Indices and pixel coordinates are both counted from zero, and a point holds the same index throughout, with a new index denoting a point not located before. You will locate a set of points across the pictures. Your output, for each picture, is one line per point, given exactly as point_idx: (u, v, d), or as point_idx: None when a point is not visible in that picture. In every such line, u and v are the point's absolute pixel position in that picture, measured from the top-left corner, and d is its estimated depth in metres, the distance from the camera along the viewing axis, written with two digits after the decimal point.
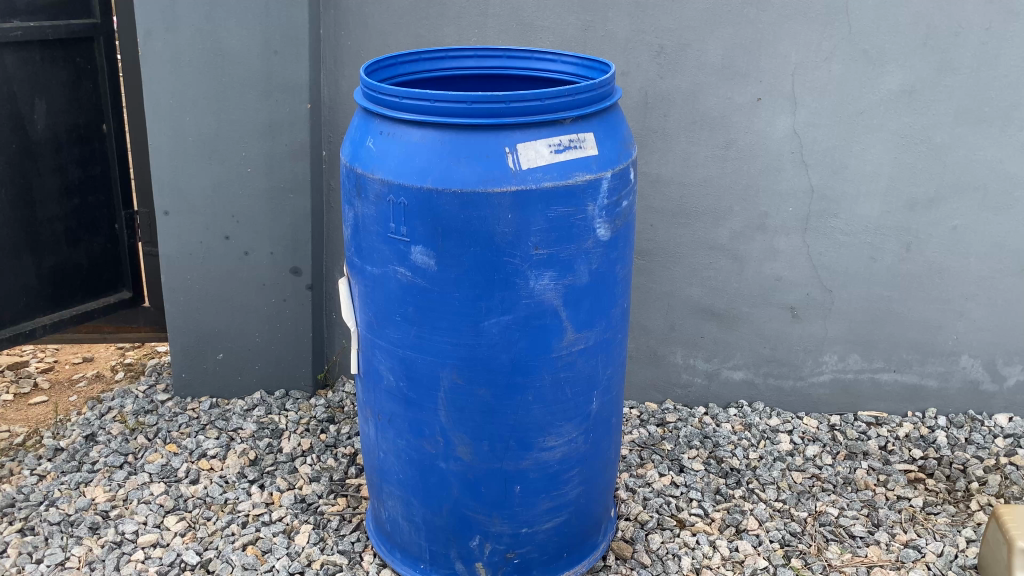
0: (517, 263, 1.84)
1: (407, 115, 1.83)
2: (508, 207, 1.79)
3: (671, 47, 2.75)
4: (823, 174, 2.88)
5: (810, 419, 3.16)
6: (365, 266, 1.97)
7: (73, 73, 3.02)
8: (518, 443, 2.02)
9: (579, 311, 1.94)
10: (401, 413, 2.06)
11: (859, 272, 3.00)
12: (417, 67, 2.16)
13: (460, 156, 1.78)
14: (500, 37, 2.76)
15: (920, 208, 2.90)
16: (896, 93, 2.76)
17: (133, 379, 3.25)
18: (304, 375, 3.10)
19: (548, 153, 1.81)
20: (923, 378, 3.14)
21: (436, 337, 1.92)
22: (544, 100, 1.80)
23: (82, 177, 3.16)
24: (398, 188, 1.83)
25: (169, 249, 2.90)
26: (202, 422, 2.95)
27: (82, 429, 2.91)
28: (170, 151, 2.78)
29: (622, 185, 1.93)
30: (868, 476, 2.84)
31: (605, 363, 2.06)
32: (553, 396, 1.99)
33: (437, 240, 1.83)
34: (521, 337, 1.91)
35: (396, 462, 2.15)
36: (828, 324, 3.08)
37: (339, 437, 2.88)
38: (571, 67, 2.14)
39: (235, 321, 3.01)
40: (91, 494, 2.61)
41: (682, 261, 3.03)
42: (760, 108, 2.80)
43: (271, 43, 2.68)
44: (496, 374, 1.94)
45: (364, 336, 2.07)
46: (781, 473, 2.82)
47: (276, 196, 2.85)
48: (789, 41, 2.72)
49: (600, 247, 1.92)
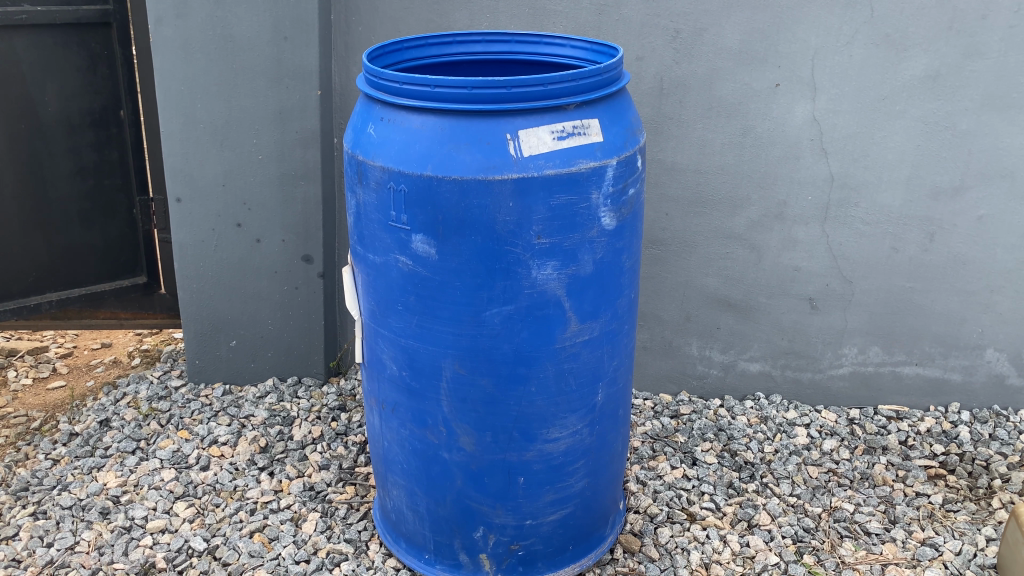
0: (519, 252, 1.80)
1: (407, 101, 1.80)
2: (509, 195, 1.75)
3: (687, 32, 2.69)
4: (844, 162, 2.81)
5: (828, 412, 3.10)
6: (367, 254, 1.95)
7: (87, 58, 3.03)
8: (522, 433, 1.99)
9: (583, 301, 1.90)
10: (404, 402, 2.04)
11: (880, 263, 2.93)
12: (424, 52, 2.13)
13: (460, 142, 1.75)
14: (512, 21, 2.72)
15: (944, 197, 2.82)
16: (920, 78, 2.68)
17: (149, 365, 3.27)
18: (316, 363, 3.10)
19: (550, 140, 1.77)
20: (946, 372, 3.07)
21: (437, 327, 1.89)
22: (547, 85, 1.75)
23: (97, 161, 3.17)
24: (398, 175, 1.80)
25: (182, 236, 2.91)
26: (214, 409, 2.96)
27: (97, 414, 2.94)
28: (182, 138, 2.78)
29: (627, 173, 1.89)
30: (887, 471, 2.79)
31: (610, 354, 2.02)
32: (556, 387, 1.96)
33: (437, 228, 1.80)
34: (524, 328, 1.88)
35: (400, 451, 2.13)
36: (847, 315, 3.02)
37: (350, 425, 2.88)
38: (579, 52, 2.08)
39: (247, 309, 3.01)
40: (103, 479, 2.63)
41: (697, 250, 2.98)
42: (778, 94, 2.74)
43: (281, 29, 2.65)
44: (498, 365, 1.91)
45: (368, 325, 2.05)
46: (796, 467, 2.77)
47: (287, 183, 2.83)
48: (808, 25, 2.65)
49: (605, 236, 1.88)
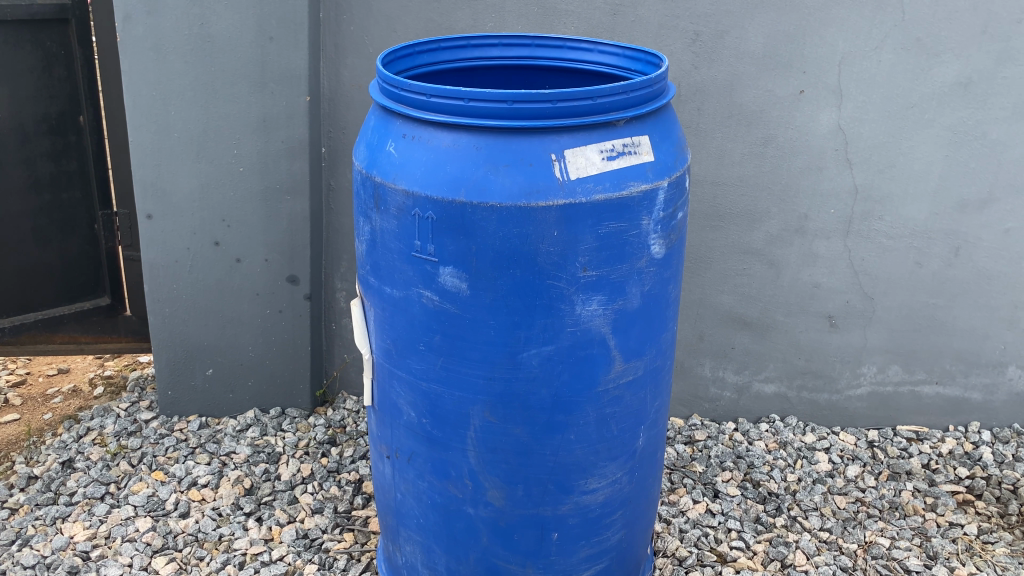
0: (562, 287, 1.59)
1: (433, 116, 1.57)
2: (554, 224, 1.54)
3: (708, 34, 2.50)
4: (869, 173, 2.65)
5: (847, 434, 2.95)
6: (384, 287, 1.72)
7: (42, 58, 2.73)
8: (558, 486, 1.78)
9: (628, 338, 1.70)
10: (423, 452, 1.81)
11: (904, 279, 2.78)
12: (436, 57, 1.90)
13: (498, 164, 1.53)
14: (520, 22, 2.50)
15: (971, 210, 2.69)
16: (950, 86, 2.54)
17: (114, 395, 2.97)
18: (302, 392, 2.85)
19: (599, 160, 1.56)
20: (966, 391, 2.94)
21: (466, 370, 1.67)
22: (596, 99, 1.54)
23: (54, 172, 2.87)
24: (424, 201, 1.57)
25: (153, 256, 2.63)
26: (191, 445, 2.69)
27: (59, 454, 2.65)
28: (153, 148, 2.50)
29: (678, 195, 1.69)
30: (915, 499, 2.65)
31: (653, 395, 1.83)
32: (597, 434, 1.76)
33: (470, 260, 1.58)
34: (565, 370, 1.67)
35: (416, 505, 1.90)
36: (867, 333, 2.87)
37: (341, 461, 2.64)
38: (611, 58, 1.89)
39: (226, 334, 2.74)
40: (70, 532, 2.35)
41: (713, 266, 2.80)
42: (802, 101, 2.56)
43: (266, 28, 2.39)
44: (535, 412, 1.69)
45: (381, 365, 1.82)
46: (822, 497, 2.62)
47: (271, 198, 2.58)
48: (836, 28, 2.48)
49: (654, 266, 1.68)
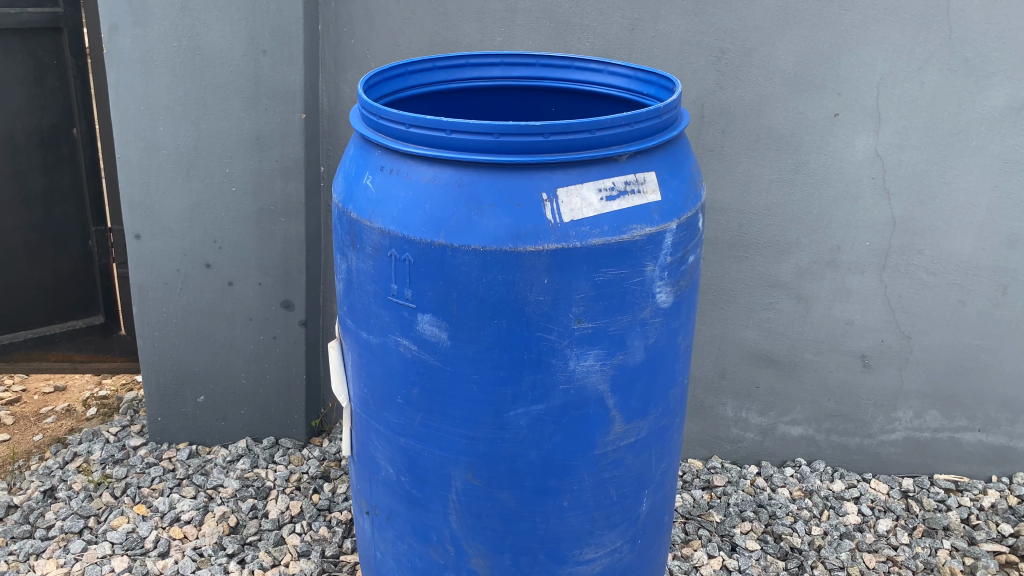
0: (554, 340, 1.42)
1: (413, 148, 1.41)
2: (544, 271, 1.37)
3: (734, 52, 2.30)
4: (908, 204, 2.44)
5: (879, 482, 2.74)
6: (361, 332, 1.56)
7: (34, 68, 2.62)
8: (549, 556, 1.60)
9: (630, 397, 1.52)
10: (403, 512, 1.65)
11: (945, 319, 2.57)
12: (432, 77, 1.74)
13: (483, 203, 1.37)
14: (531, 36, 2.33)
15: (1021, 244, 2.46)
16: (1002, 111, 2.32)
17: (106, 418, 2.82)
18: (297, 423, 2.70)
19: (597, 200, 1.39)
20: (1011, 440, 2.71)
21: (446, 428, 1.50)
22: (594, 131, 1.36)
23: (46, 186, 2.77)
24: (401, 242, 1.41)
25: (141, 277, 2.50)
26: (178, 476, 2.56)
27: (41, 481, 2.52)
28: (141, 166, 2.37)
29: (688, 238, 1.51)
30: (953, 559, 2.42)
31: (658, 457, 1.65)
32: (594, 500, 1.58)
33: (451, 308, 1.41)
34: (556, 431, 1.49)
35: (396, 566, 1.74)
36: (904, 374, 2.65)
37: (334, 499, 2.48)
38: (621, 81, 1.72)
39: (218, 360, 2.61)
40: (42, 570, 2.22)
41: (736, 299, 2.60)
42: (837, 125, 2.36)
43: (259, 41, 2.25)
44: (523, 476, 1.52)
45: (359, 415, 1.66)
46: (850, 555, 2.41)
47: (264, 219, 2.43)
48: (875, 46, 2.27)
49: (659, 316, 1.50)
